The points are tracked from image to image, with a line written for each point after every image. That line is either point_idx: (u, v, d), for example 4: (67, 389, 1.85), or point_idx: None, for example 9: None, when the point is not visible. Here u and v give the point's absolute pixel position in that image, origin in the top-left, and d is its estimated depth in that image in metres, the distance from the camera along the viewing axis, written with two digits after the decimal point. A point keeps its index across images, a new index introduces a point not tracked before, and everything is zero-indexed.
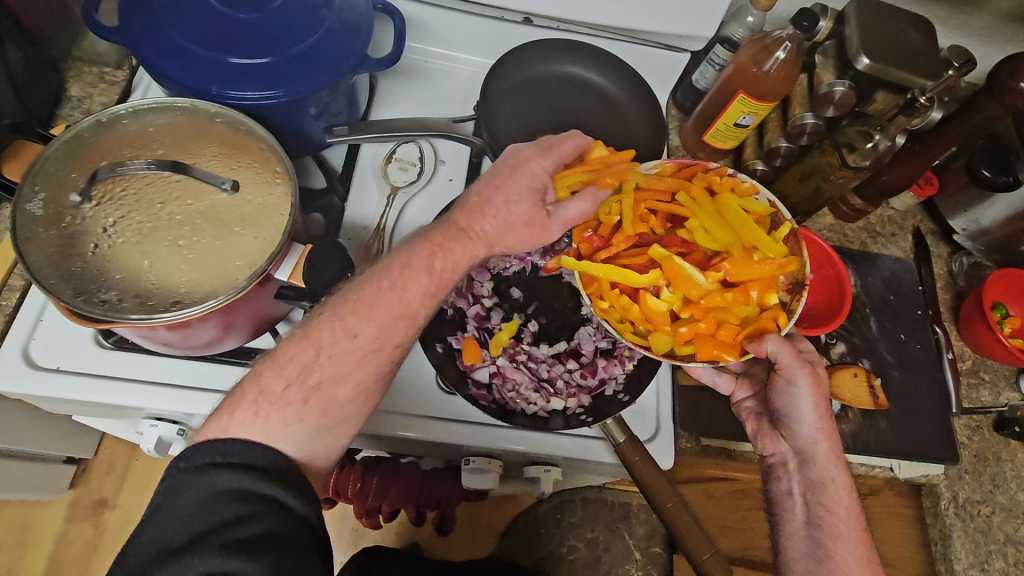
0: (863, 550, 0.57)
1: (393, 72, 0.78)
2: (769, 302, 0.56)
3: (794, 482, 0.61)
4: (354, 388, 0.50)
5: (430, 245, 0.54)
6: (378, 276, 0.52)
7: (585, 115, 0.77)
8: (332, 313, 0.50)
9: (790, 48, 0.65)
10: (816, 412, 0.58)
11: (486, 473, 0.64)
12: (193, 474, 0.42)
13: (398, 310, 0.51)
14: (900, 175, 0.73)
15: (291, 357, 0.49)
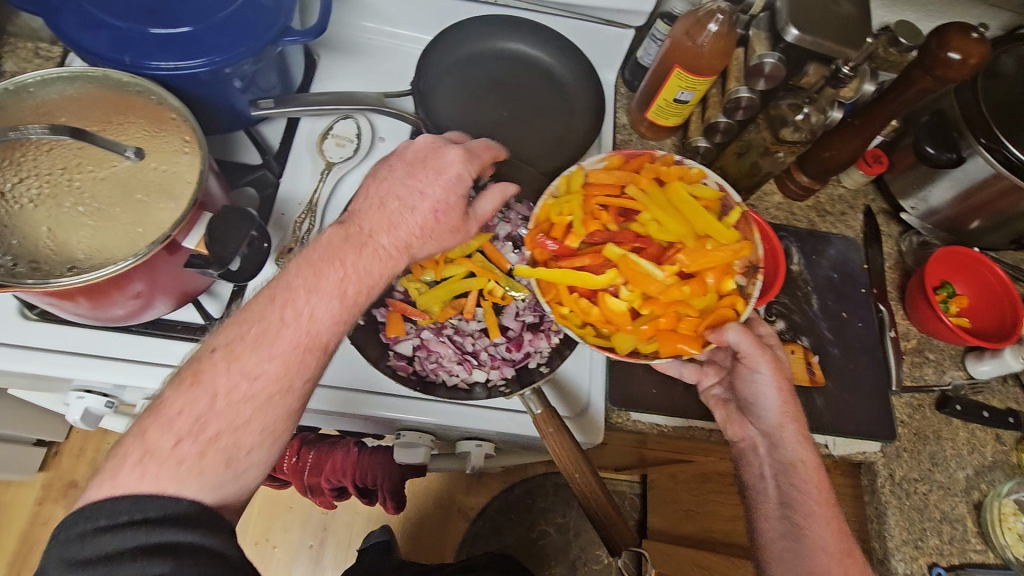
0: (835, 521, 0.57)
1: (335, 49, 0.78)
2: (726, 289, 0.57)
3: (766, 464, 0.60)
4: (259, 432, 0.45)
5: (335, 265, 0.50)
6: (272, 299, 0.47)
7: (527, 91, 0.77)
8: (227, 348, 0.45)
9: (721, 20, 0.64)
10: (781, 395, 0.59)
11: (416, 448, 0.64)
12: (72, 542, 0.39)
13: (307, 342, 0.47)
14: (841, 150, 0.72)
15: (179, 408, 0.43)
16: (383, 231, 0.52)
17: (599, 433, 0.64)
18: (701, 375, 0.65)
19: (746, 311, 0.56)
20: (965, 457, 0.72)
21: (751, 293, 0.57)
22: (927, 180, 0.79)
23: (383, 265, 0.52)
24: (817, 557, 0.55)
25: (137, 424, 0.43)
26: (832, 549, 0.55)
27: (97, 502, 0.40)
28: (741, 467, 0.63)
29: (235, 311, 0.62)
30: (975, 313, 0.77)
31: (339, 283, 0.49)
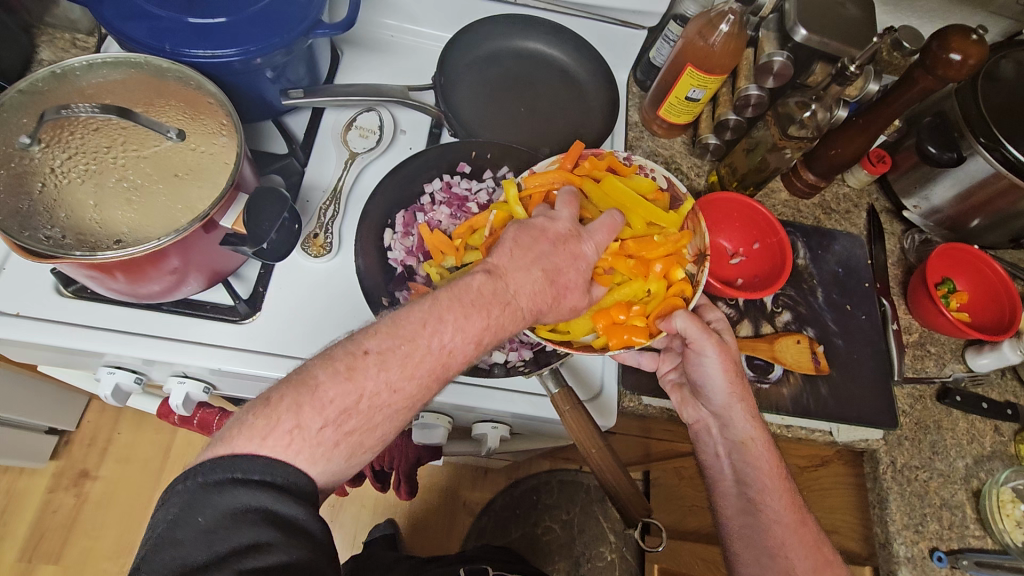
0: (788, 495, 0.61)
1: (360, 45, 0.81)
2: (676, 278, 0.60)
3: (719, 443, 0.64)
4: (378, 442, 0.47)
5: (487, 315, 0.49)
6: (424, 322, 0.47)
7: (544, 88, 0.79)
8: (380, 354, 0.46)
9: (732, 21, 0.67)
10: (727, 378, 0.61)
11: (435, 429, 0.67)
12: (214, 491, 0.39)
13: (439, 366, 0.48)
14: (847, 149, 0.74)
15: (332, 397, 0.44)
16: (523, 288, 0.52)
17: (612, 414, 0.66)
18: (658, 362, 0.68)
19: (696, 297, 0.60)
20: (964, 447, 0.74)
21: (700, 280, 0.61)
22: (929, 180, 0.82)
23: (517, 320, 0.52)
24: (771, 529, 0.60)
25: (289, 395, 0.43)
26: (786, 520, 0.60)
27: (234, 455, 0.40)
28: (699, 448, 0.66)
29: (262, 292, 0.64)
30: (976, 309, 0.80)
31: (480, 328, 0.49)
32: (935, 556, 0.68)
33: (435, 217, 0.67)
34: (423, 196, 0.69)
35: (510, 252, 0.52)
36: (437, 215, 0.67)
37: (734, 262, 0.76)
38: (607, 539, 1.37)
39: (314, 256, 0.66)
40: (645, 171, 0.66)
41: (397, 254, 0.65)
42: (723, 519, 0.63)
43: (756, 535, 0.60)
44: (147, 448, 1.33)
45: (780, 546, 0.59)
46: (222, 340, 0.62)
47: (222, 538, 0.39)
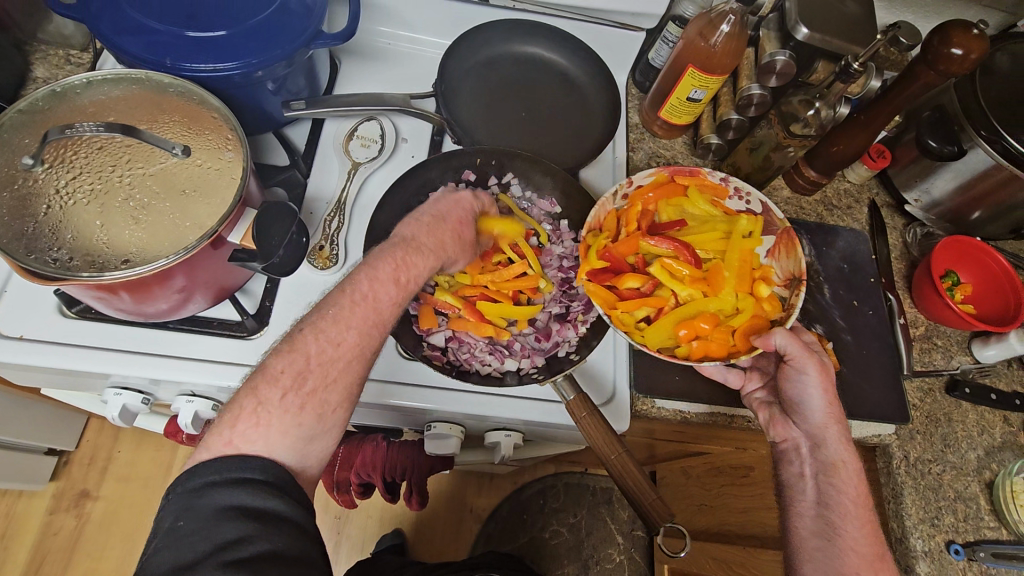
0: (869, 523, 0.59)
1: (358, 54, 0.80)
2: (763, 295, 0.63)
3: (806, 465, 0.62)
4: (344, 394, 0.49)
5: (393, 257, 0.54)
6: (341, 286, 0.52)
7: (547, 92, 0.80)
8: (313, 323, 0.50)
9: (733, 21, 0.68)
10: (827, 399, 0.60)
11: (447, 439, 0.65)
12: (187, 499, 0.41)
13: (372, 316, 0.52)
14: (850, 146, 0.76)
15: (282, 367, 0.48)
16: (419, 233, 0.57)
17: (626, 418, 0.65)
18: (745, 380, 0.67)
19: (791, 318, 0.60)
20: (975, 438, 0.75)
21: (793, 303, 0.62)
22: (929, 174, 0.82)
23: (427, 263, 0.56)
24: (847, 553, 0.57)
25: (246, 385, 0.47)
26: (864, 551, 0.58)
27: (208, 461, 0.42)
28: (782, 467, 0.64)
29: (268, 306, 0.63)
30: (980, 300, 0.81)
31: (393, 269, 0.53)
32: (952, 549, 0.68)
33: None
34: None
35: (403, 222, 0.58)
36: None
37: None
38: (614, 541, 1.36)
39: (321, 268, 0.65)
40: (740, 194, 0.69)
41: None
42: (796, 539, 0.61)
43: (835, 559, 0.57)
44: (147, 465, 1.31)
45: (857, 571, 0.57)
46: (228, 357, 0.61)
47: (206, 537, 0.39)
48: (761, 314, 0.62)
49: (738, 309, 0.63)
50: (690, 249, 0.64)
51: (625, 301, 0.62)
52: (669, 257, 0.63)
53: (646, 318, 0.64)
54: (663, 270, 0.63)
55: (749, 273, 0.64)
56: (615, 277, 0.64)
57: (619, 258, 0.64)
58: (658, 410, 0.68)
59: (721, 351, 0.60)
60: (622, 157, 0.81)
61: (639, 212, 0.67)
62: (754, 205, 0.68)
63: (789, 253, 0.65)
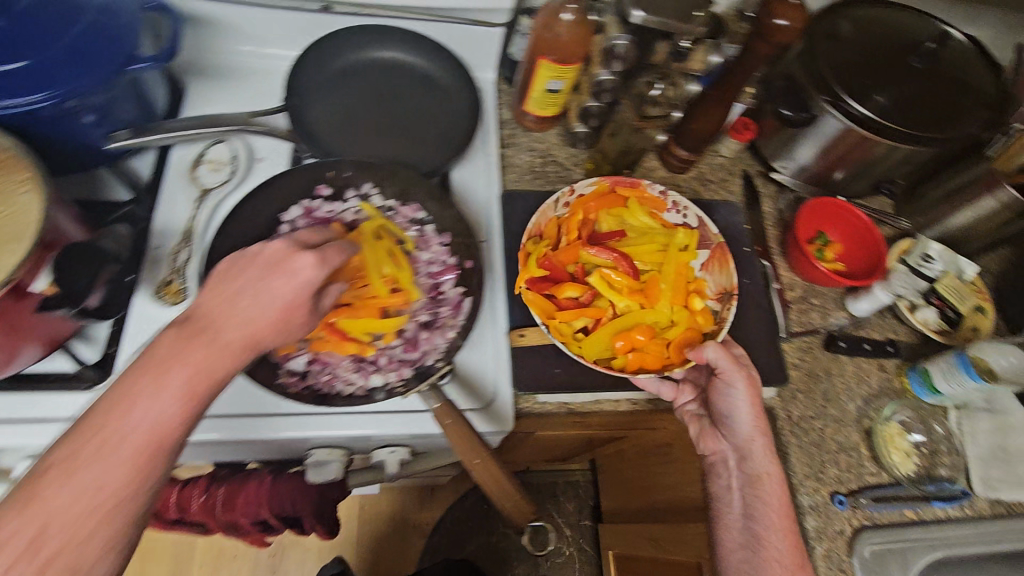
0: (790, 533, 0.61)
1: (203, 74, 0.76)
2: (696, 308, 0.70)
3: (735, 477, 0.64)
4: (107, 545, 0.40)
5: (187, 363, 0.44)
6: (105, 407, 0.41)
7: (407, 94, 0.77)
8: (62, 464, 0.40)
9: (574, 9, 0.68)
10: (753, 412, 0.64)
11: (328, 465, 0.64)
12: None
13: (152, 443, 0.42)
14: (707, 121, 0.77)
15: (14, 529, 0.38)
16: (226, 324, 0.47)
17: (507, 420, 0.64)
18: (678, 393, 0.69)
19: (722, 330, 0.67)
20: (853, 389, 0.78)
21: (725, 316, 0.68)
22: (791, 141, 0.85)
23: (231, 358, 0.46)
24: (771, 564, 0.59)
25: None
26: (786, 561, 0.59)
27: None
28: (710, 480, 0.66)
29: (114, 352, 0.59)
30: (849, 257, 0.84)
31: (183, 382, 0.43)
32: (836, 499, 0.70)
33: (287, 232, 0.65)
34: (282, 225, 0.65)
35: (206, 299, 0.48)
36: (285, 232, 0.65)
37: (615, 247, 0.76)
38: (563, 533, 1.42)
39: (170, 305, 0.62)
40: (676, 207, 0.75)
41: None
42: (722, 552, 0.62)
43: (756, 564, 0.59)
44: None
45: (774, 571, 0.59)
46: (71, 412, 0.57)
47: None
48: (693, 326, 0.69)
49: (673, 321, 0.70)
50: (630, 265, 0.71)
51: (563, 310, 0.67)
52: (608, 270, 0.69)
53: (585, 328, 0.69)
54: (602, 283, 0.69)
55: (683, 287, 0.71)
56: (553, 287, 0.69)
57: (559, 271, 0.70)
58: (543, 405, 0.68)
59: (655, 363, 0.66)
60: (494, 154, 0.80)
61: (580, 220, 0.73)
62: (690, 219, 0.75)
63: (721, 270, 0.72)
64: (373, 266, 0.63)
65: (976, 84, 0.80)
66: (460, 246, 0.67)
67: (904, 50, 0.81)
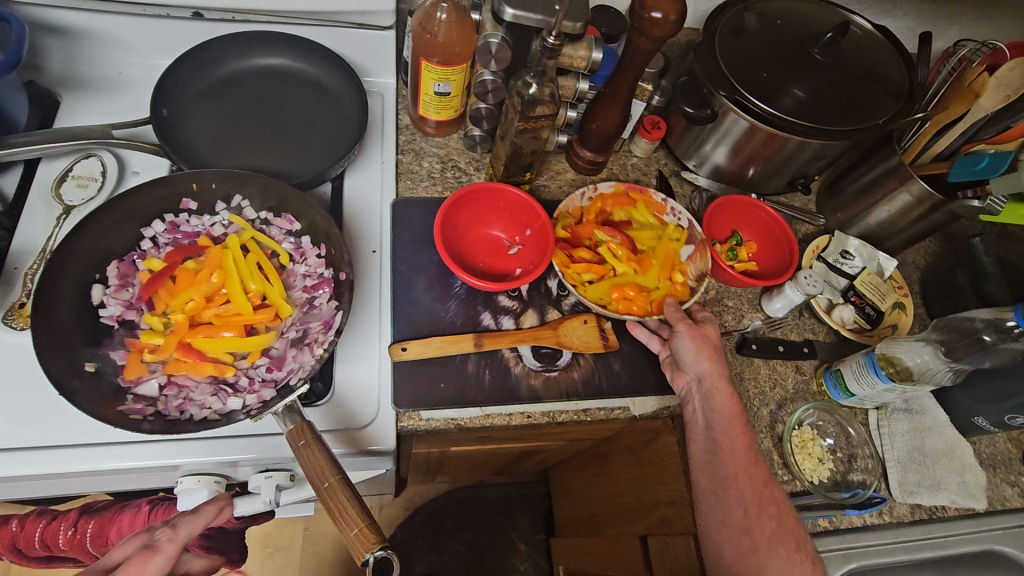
0: (745, 440, 0.62)
1: (78, 86, 0.73)
2: (676, 279, 0.73)
3: (697, 403, 0.64)
4: None
5: None
6: None
7: (294, 103, 0.75)
8: None
9: (447, 8, 0.66)
10: (701, 347, 0.66)
11: (198, 492, 0.60)
12: None
13: None
14: (606, 121, 0.75)
15: None
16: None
17: (389, 439, 0.62)
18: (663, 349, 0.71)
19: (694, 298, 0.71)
20: (767, 393, 0.75)
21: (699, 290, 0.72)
22: (700, 139, 0.83)
23: None
24: (729, 463, 0.60)
25: None
26: (740, 458, 0.60)
27: None
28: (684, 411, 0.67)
29: None
30: (763, 256, 0.82)
31: None
32: None
33: (152, 248, 0.62)
34: (143, 240, 0.62)
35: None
36: (151, 249, 0.62)
37: (511, 254, 0.72)
38: (517, 549, 1.38)
39: (19, 328, 0.59)
40: (674, 212, 0.77)
41: (111, 310, 0.57)
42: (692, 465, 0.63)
43: (718, 473, 0.60)
44: None
45: (734, 479, 0.60)
46: None
47: None
48: (674, 294, 0.72)
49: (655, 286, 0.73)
50: (632, 243, 0.74)
51: (577, 262, 0.70)
52: (616, 241, 0.72)
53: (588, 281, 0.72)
54: (607, 252, 0.72)
55: (671, 263, 0.74)
56: (571, 248, 0.73)
57: (580, 238, 0.73)
58: (429, 422, 0.64)
59: (640, 311, 0.69)
60: (390, 162, 0.77)
61: (597, 210, 0.76)
62: (684, 221, 0.77)
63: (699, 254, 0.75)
64: (237, 282, 0.60)
65: (880, 74, 0.79)
66: (335, 257, 0.64)
67: (802, 42, 0.78)
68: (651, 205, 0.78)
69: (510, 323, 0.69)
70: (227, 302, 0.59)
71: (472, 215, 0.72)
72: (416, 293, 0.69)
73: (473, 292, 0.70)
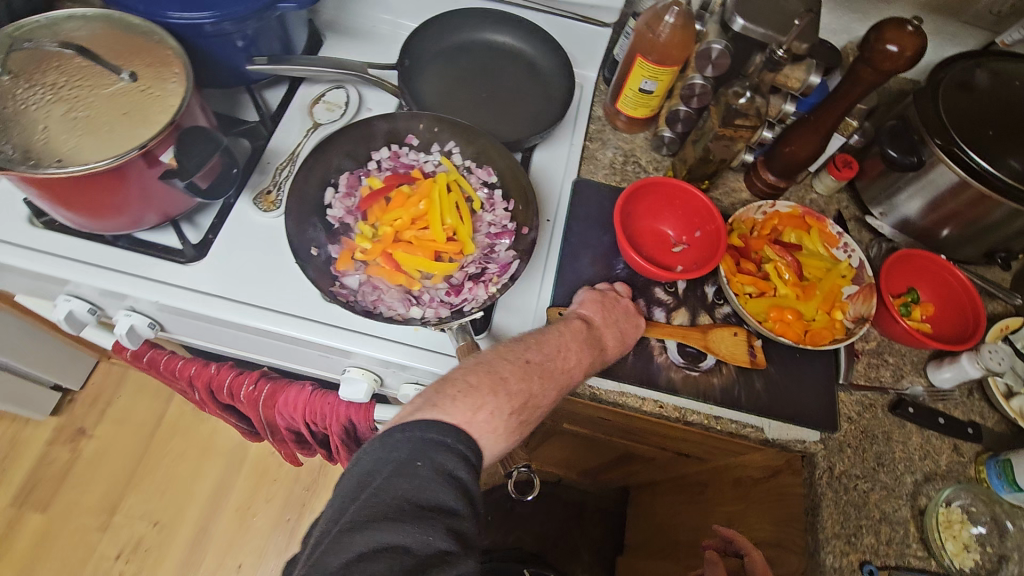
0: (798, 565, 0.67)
1: (342, 32, 0.87)
2: (837, 316, 0.70)
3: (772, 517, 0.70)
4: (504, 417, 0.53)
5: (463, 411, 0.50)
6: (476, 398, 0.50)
7: (509, 77, 0.83)
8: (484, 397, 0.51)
9: (677, 12, 0.70)
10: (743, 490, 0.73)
11: (359, 384, 0.70)
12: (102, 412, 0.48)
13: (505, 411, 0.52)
14: (801, 145, 0.75)
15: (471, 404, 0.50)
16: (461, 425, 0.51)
17: None
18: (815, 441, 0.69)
19: (852, 339, 0.68)
20: (915, 462, 0.69)
21: (855, 333, 0.69)
22: (894, 186, 0.80)
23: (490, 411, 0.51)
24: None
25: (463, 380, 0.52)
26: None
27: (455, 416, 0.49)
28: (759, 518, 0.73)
29: (211, 239, 0.69)
30: (938, 320, 0.77)
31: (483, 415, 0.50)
32: (865, 569, 0.63)
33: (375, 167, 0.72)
34: (371, 162, 0.72)
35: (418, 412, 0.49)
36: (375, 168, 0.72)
37: (675, 251, 0.74)
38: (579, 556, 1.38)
39: (263, 210, 0.71)
40: (846, 247, 0.75)
41: (337, 210, 0.68)
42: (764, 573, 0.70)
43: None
44: (143, 414, 1.41)
45: None
46: (168, 277, 0.67)
47: None
48: (830, 330, 0.70)
49: (813, 317, 0.71)
50: (800, 267, 0.73)
51: (742, 273, 0.71)
52: (784, 262, 0.72)
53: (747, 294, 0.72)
54: (772, 270, 0.72)
55: (835, 299, 0.72)
56: (739, 258, 0.73)
57: (751, 251, 0.73)
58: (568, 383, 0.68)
59: (795, 337, 0.68)
60: (578, 145, 0.83)
61: (772, 226, 0.75)
62: (854, 260, 0.74)
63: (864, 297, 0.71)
64: (438, 212, 0.67)
65: None
66: (521, 214, 0.71)
67: None
68: (824, 236, 0.76)
69: (661, 315, 0.71)
70: (425, 229, 0.67)
71: (652, 203, 0.74)
72: (580, 265, 0.73)
73: (633, 278, 0.73)
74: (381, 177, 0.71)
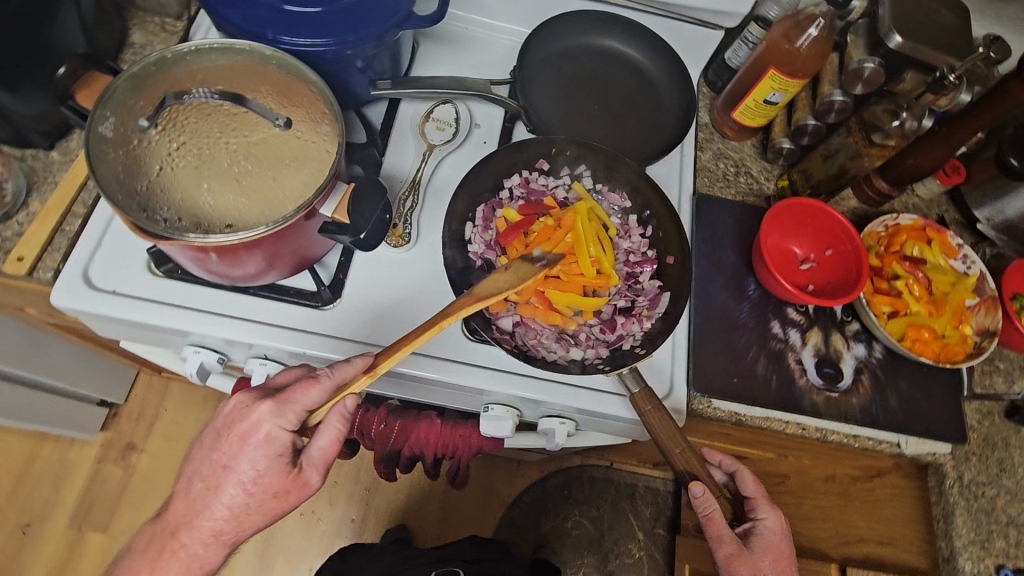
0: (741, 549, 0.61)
1: (436, 37, 0.80)
2: (965, 331, 0.72)
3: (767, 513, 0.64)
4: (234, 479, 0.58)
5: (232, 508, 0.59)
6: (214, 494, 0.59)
7: (620, 85, 0.79)
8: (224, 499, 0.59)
9: (823, 25, 0.67)
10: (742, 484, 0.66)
11: (503, 421, 0.68)
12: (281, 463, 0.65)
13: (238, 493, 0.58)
14: (926, 159, 0.73)
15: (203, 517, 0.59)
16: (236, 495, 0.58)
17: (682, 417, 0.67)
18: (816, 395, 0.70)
19: (985, 356, 0.69)
20: None
21: (985, 347, 0.70)
22: (1006, 191, 0.80)
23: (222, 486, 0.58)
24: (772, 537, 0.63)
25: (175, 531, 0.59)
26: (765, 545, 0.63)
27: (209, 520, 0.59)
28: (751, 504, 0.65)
29: (343, 280, 0.65)
30: None
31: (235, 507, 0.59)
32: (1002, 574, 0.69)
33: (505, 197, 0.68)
34: (502, 191, 0.69)
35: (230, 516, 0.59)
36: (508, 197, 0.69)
37: (804, 269, 0.74)
38: (636, 537, 1.42)
39: (393, 246, 0.66)
40: (965, 258, 0.75)
41: (477, 247, 0.65)
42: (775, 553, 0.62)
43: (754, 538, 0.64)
44: (191, 426, 1.36)
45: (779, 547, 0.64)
46: (306, 325, 0.63)
47: None
48: (960, 346, 0.71)
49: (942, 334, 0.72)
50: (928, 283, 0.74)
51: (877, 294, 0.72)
52: (914, 280, 0.73)
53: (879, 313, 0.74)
54: (904, 288, 0.73)
55: (962, 314, 0.73)
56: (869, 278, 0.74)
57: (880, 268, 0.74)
58: (715, 411, 0.69)
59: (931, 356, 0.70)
60: (690, 156, 0.80)
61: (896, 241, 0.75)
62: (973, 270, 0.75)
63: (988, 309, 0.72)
64: (584, 245, 0.64)
65: None
66: (661, 241, 0.68)
67: None
68: (944, 246, 0.75)
69: (797, 337, 0.72)
70: (573, 263, 0.64)
71: (783, 223, 0.74)
72: (714, 288, 0.73)
73: (766, 299, 0.73)
74: (518, 207, 0.68)
